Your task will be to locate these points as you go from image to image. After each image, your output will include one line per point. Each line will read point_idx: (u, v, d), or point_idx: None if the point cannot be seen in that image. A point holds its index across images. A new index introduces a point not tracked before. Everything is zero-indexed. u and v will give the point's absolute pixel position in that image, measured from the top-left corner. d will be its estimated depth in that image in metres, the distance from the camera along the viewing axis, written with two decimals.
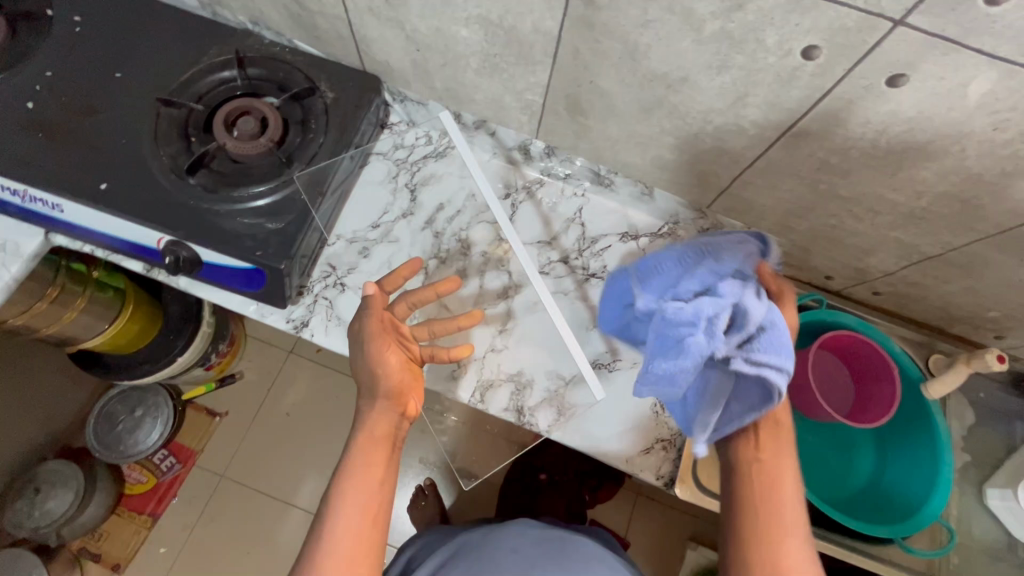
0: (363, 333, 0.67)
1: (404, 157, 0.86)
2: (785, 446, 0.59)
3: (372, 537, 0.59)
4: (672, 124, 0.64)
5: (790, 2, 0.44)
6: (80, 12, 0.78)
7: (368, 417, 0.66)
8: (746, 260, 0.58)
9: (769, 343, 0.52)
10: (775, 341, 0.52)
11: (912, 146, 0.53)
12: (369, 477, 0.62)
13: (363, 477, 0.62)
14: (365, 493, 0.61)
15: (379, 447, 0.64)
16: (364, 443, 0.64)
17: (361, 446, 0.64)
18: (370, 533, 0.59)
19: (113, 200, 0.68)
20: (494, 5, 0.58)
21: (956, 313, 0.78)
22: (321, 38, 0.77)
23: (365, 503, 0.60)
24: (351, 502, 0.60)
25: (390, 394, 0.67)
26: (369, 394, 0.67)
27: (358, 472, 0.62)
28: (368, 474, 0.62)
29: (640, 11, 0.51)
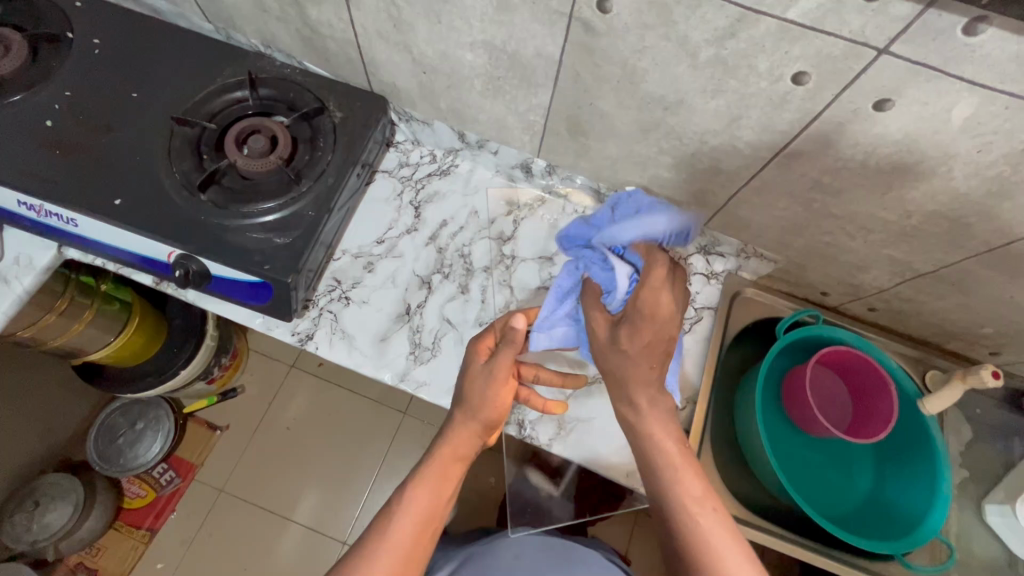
0: (497, 368, 0.64)
1: (409, 174, 0.89)
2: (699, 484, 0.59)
3: (423, 541, 0.62)
4: (669, 144, 0.66)
5: (780, 30, 0.47)
6: (99, 35, 0.81)
7: (457, 431, 0.66)
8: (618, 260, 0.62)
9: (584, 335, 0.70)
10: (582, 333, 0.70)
11: (901, 167, 0.55)
12: (440, 488, 0.64)
13: (433, 488, 0.64)
14: (432, 501, 0.64)
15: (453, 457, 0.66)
16: (443, 454, 0.65)
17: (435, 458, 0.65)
18: (422, 536, 0.62)
19: (126, 215, 0.70)
20: (498, 31, 0.60)
21: (951, 329, 0.79)
22: (330, 60, 0.80)
23: (427, 508, 0.63)
24: (417, 505, 0.63)
25: (488, 423, 0.66)
26: (471, 416, 0.65)
27: (432, 479, 0.64)
28: (441, 487, 0.64)
29: (638, 38, 0.54)
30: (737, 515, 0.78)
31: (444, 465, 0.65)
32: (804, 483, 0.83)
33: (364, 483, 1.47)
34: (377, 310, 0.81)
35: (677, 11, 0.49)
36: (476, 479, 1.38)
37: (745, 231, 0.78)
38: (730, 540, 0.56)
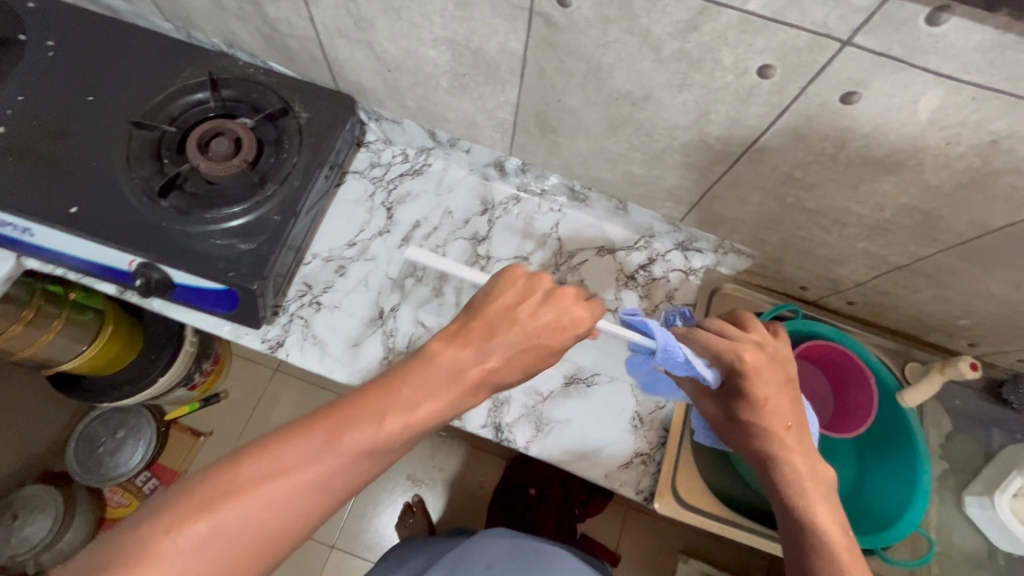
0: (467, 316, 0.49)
1: (380, 175, 0.88)
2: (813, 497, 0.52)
3: None
4: (640, 140, 0.65)
5: (742, 23, 0.45)
6: (53, 37, 0.78)
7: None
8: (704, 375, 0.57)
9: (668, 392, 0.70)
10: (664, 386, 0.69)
11: (871, 160, 0.54)
12: (405, 428, 0.43)
13: (379, 436, 0.42)
14: (382, 448, 0.42)
15: (513, 359, 0.49)
16: (457, 384, 0.46)
17: (448, 390, 0.46)
18: None
19: (83, 223, 0.68)
20: (459, 27, 0.59)
21: (928, 321, 0.79)
22: (294, 59, 0.78)
23: (369, 455, 0.42)
24: (351, 458, 0.41)
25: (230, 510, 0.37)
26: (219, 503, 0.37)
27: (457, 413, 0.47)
28: (387, 427, 0.42)
29: (600, 32, 0.52)
30: (717, 514, 0.73)
31: (482, 391, 0.49)
32: None
33: None
34: (349, 315, 0.80)
35: (638, 4, 0.47)
36: (464, 479, 1.37)
37: (720, 227, 0.77)
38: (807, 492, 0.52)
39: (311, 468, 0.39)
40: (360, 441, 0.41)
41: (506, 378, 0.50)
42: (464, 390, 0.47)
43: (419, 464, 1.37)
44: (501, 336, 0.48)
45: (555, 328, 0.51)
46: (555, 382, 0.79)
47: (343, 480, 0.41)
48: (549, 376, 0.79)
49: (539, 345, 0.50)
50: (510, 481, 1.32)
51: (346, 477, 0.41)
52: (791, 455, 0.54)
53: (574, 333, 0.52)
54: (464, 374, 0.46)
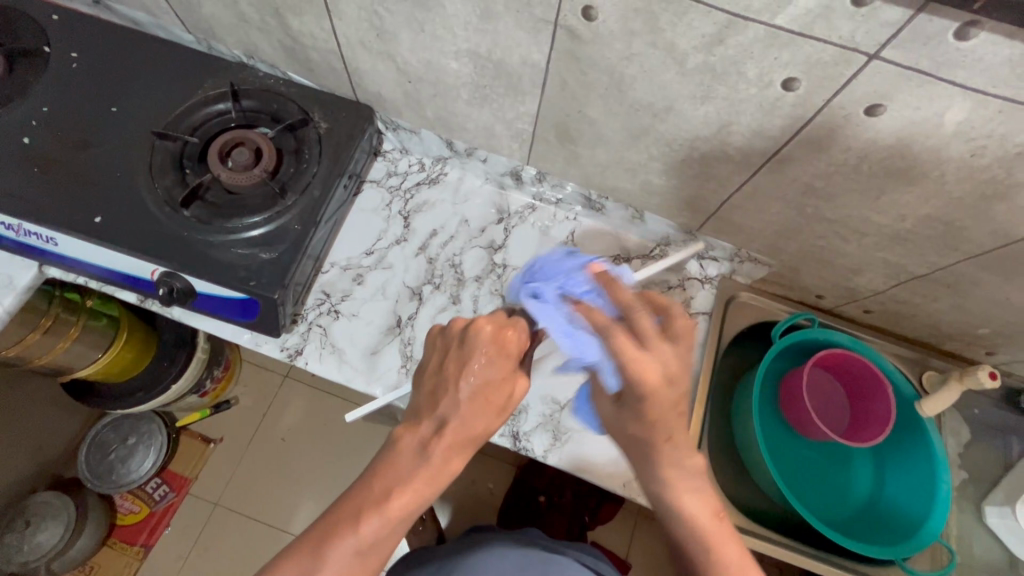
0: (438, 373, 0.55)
1: (397, 184, 0.88)
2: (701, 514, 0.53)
3: None
4: (659, 151, 0.65)
5: (768, 37, 0.46)
6: (77, 49, 0.79)
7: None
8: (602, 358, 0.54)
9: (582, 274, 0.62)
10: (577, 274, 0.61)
11: (893, 171, 0.54)
12: (403, 508, 0.51)
13: (380, 519, 0.50)
14: (391, 525, 0.51)
15: (485, 417, 0.54)
16: (434, 454, 0.52)
17: (425, 467, 0.52)
18: None
19: (106, 233, 0.68)
20: (482, 40, 0.59)
21: (946, 330, 0.79)
22: (314, 70, 0.79)
23: (384, 532, 0.50)
24: (366, 542, 0.50)
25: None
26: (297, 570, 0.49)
27: (451, 467, 0.53)
28: (386, 513, 0.50)
29: (624, 45, 0.53)
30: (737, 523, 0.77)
31: (467, 443, 0.54)
32: (801, 486, 0.82)
33: None
34: (367, 323, 0.80)
35: (665, 18, 0.48)
36: (475, 486, 1.37)
37: (737, 236, 0.77)
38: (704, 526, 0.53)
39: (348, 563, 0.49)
40: (367, 530, 0.50)
41: (491, 429, 0.55)
42: (434, 460, 0.52)
43: None
44: (448, 404, 0.53)
45: (510, 385, 0.55)
46: (572, 390, 0.79)
47: (373, 554, 0.50)
48: (566, 384, 0.79)
49: (485, 399, 0.54)
50: (521, 488, 1.32)
51: (378, 551, 0.50)
52: (675, 479, 0.53)
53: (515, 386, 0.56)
54: (434, 451, 0.52)
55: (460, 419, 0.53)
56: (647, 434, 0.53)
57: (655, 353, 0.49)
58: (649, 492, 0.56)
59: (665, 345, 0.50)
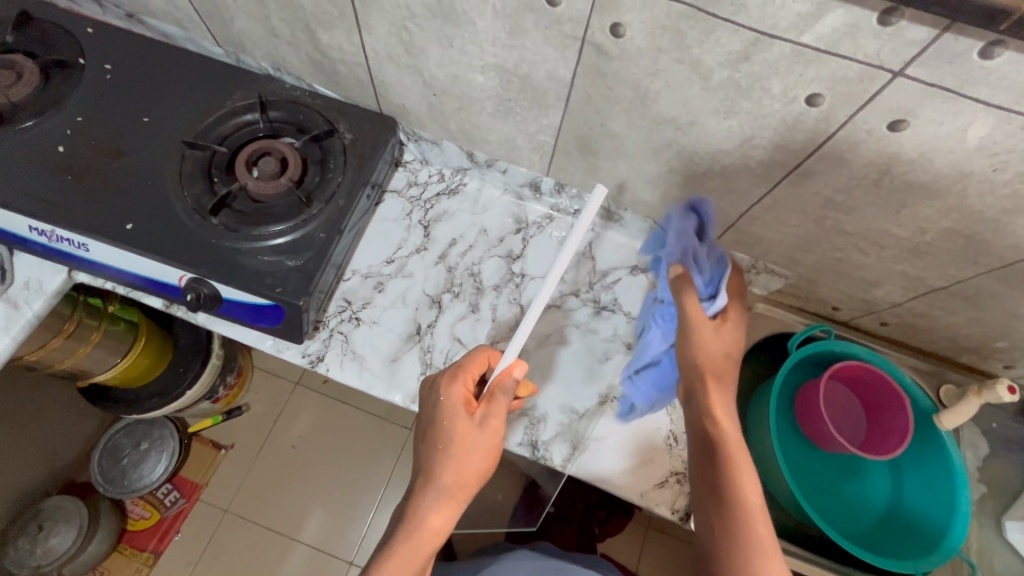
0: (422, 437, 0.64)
1: (417, 194, 0.90)
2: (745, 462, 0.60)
3: None
4: (680, 163, 0.67)
5: (794, 54, 0.47)
6: (111, 61, 0.82)
7: None
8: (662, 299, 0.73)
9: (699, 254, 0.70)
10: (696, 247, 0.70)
11: (914, 185, 0.55)
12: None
13: None
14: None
15: (464, 484, 0.61)
16: (415, 531, 0.59)
17: (411, 546, 0.58)
18: None
19: (137, 239, 0.70)
20: (510, 55, 0.61)
21: (964, 344, 0.79)
22: (340, 82, 0.81)
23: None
24: None
25: None
26: None
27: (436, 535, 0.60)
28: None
29: (650, 61, 0.54)
30: None
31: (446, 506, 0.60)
32: (819, 499, 0.82)
33: (371, 501, 1.45)
34: (387, 330, 0.81)
35: (692, 35, 0.49)
36: None
37: (755, 248, 0.78)
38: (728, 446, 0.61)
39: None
40: None
41: (471, 484, 0.61)
42: (419, 534, 0.59)
43: None
44: (431, 480, 0.60)
45: (473, 449, 0.60)
46: (590, 399, 0.79)
47: None
48: (583, 393, 0.79)
49: (460, 470, 0.60)
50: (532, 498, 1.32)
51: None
52: (723, 422, 0.63)
53: (489, 455, 0.62)
54: (418, 530, 0.59)
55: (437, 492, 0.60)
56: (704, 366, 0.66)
57: (719, 334, 0.68)
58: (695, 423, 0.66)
59: (727, 322, 0.69)
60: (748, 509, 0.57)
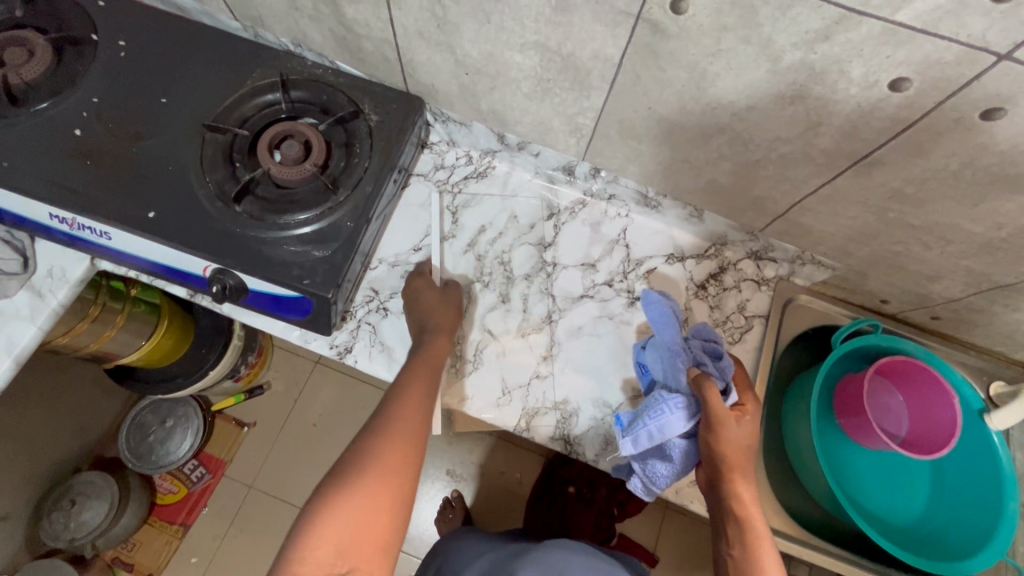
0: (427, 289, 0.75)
1: (445, 178, 0.86)
2: (751, 504, 0.62)
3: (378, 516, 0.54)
4: (732, 150, 0.62)
5: (884, 34, 0.42)
6: (125, 37, 0.78)
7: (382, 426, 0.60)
8: (682, 380, 0.66)
9: (672, 363, 0.67)
10: (662, 319, 0.69)
11: (1000, 178, 0.50)
12: (379, 471, 0.55)
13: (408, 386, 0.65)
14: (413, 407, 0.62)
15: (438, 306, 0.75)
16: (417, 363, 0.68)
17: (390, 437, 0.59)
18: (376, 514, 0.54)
19: (160, 228, 0.67)
20: (553, 32, 0.56)
21: (1021, 340, 0.75)
22: (364, 60, 0.76)
23: (419, 399, 0.63)
24: (409, 400, 0.63)
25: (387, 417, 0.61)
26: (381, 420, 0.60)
27: (399, 427, 0.60)
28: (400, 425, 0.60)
29: (713, 40, 0.49)
30: (789, 532, 0.77)
31: (422, 403, 0.63)
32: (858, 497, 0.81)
33: None
34: None
35: (765, 12, 0.44)
36: (502, 477, 1.47)
37: (803, 238, 0.74)
38: (733, 479, 0.63)
39: (351, 520, 0.52)
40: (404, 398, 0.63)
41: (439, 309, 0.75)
42: (387, 428, 0.60)
43: (459, 461, 1.47)
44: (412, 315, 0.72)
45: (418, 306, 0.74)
46: (625, 392, 0.76)
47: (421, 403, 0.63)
48: (619, 387, 0.76)
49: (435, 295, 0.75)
50: (550, 481, 1.42)
51: (382, 496, 0.54)
52: (733, 475, 0.63)
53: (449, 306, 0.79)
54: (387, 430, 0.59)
55: (406, 383, 0.65)
56: (731, 450, 0.63)
57: (739, 428, 0.64)
58: (711, 479, 0.65)
59: (740, 419, 0.64)
60: (755, 524, 0.61)
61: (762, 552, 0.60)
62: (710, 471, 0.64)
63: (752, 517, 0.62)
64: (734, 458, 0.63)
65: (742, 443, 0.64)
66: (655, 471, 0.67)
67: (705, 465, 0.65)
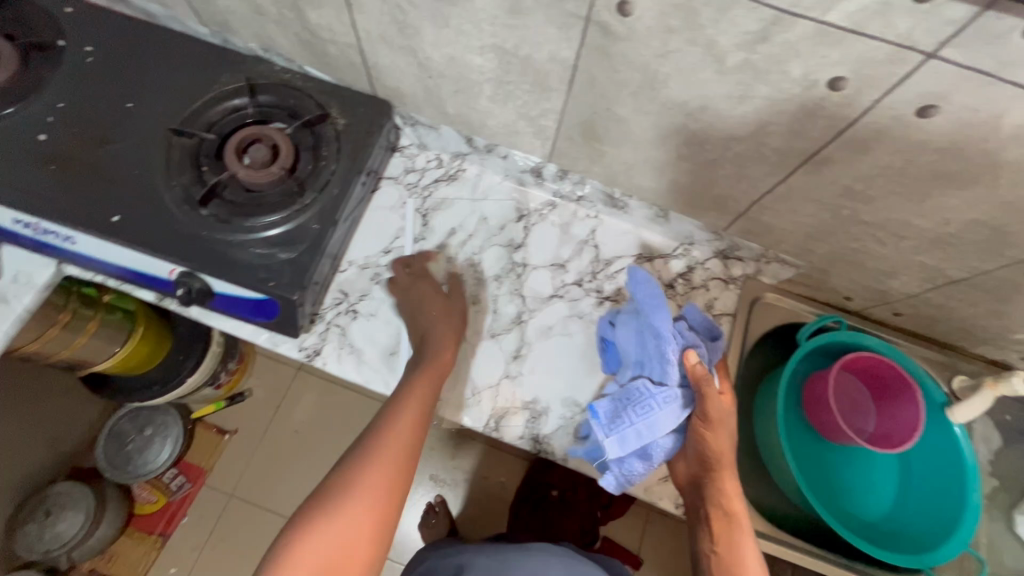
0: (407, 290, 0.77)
1: (415, 181, 0.87)
2: (736, 499, 0.66)
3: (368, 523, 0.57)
4: (690, 150, 0.63)
5: (818, 34, 0.43)
6: (92, 42, 0.78)
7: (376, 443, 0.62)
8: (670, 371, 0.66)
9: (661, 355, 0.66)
10: (654, 306, 0.67)
11: (942, 174, 0.52)
12: (365, 479, 0.59)
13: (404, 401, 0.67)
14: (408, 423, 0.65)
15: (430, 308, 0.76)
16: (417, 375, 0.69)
17: (381, 440, 0.62)
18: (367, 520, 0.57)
19: (125, 232, 0.67)
20: (509, 35, 0.57)
21: (980, 335, 0.77)
22: (331, 64, 0.77)
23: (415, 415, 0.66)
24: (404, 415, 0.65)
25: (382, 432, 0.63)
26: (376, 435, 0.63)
27: (387, 437, 0.63)
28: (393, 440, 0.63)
29: (661, 42, 0.50)
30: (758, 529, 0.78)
31: (413, 403, 0.66)
32: (828, 493, 0.81)
33: None
34: (385, 323, 0.79)
35: (706, 14, 0.45)
36: (485, 480, 1.47)
37: (765, 237, 0.76)
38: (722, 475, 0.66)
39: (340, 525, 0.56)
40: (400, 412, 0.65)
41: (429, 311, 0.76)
42: (377, 440, 0.63)
43: (441, 466, 1.47)
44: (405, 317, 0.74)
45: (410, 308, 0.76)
46: (594, 391, 0.77)
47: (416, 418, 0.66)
48: (587, 386, 0.77)
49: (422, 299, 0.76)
50: (533, 485, 1.42)
51: (372, 504, 0.58)
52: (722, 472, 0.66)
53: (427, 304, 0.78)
54: (379, 435, 0.63)
55: (402, 398, 0.67)
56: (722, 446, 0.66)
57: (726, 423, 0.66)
58: (697, 475, 0.67)
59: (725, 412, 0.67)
60: (739, 522, 0.64)
61: (744, 549, 0.63)
62: (697, 467, 0.67)
63: (737, 514, 0.65)
64: (723, 455, 0.66)
65: (729, 439, 0.67)
66: (632, 468, 0.67)
67: (692, 460, 0.68)
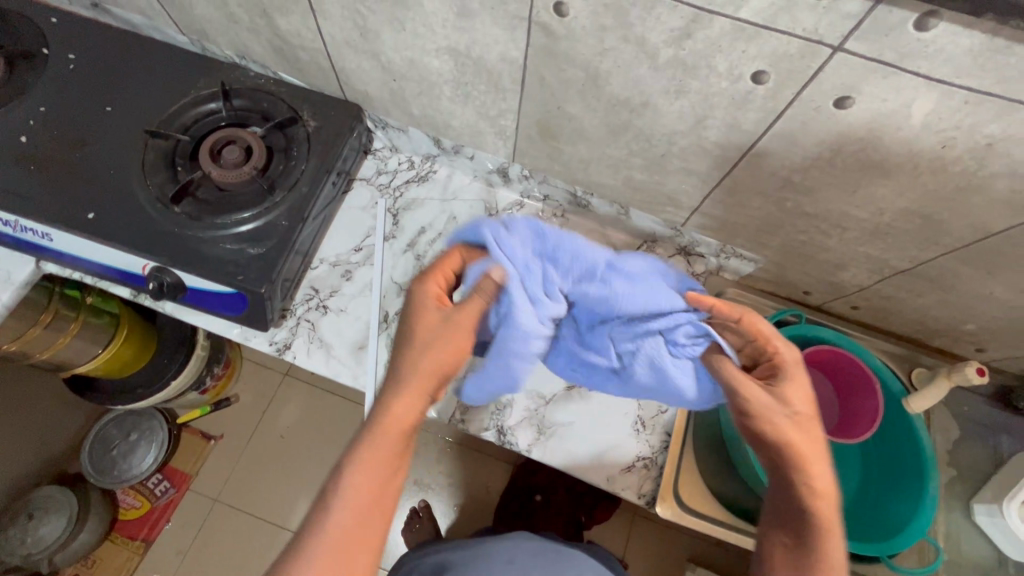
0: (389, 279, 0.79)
1: (387, 182, 0.90)
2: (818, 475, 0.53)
3: None
4: (639, 146, 0.66)
5: (734, 30, 0.46)
6: (75, 50, 0.81)
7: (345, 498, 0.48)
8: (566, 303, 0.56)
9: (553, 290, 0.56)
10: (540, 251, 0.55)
11: (867, 164, 0.54)
12: (332, 551, 0.46)
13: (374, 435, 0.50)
14: (376, 467, 0.49)
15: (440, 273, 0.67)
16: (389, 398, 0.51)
17: (352, 465, 0.49)
18: None
19: (99, 228, 0.70)
20: (461, 37, 0.60)
21: (933, 326, 0.79)
22: (303, 69, 0.80)
23: (388, 448, 0.50)
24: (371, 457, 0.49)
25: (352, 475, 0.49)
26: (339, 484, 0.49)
27: (350, 495, 0.48)
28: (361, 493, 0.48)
29: (597, 40, 0.53)
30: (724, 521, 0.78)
31: (381, 444, 0.50)
32: None
33: None
34: (354, 318, 0.81)
35: (634, 12, 0.48)
36: (468, 484, 1.47)
37: (721, 232, 0.78)
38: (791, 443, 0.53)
39: None
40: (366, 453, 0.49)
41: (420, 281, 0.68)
42: (342, 493, 0.48)
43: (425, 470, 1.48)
44: None
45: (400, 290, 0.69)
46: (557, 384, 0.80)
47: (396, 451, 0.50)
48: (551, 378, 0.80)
49: None
50: (516, 488, 1.42)
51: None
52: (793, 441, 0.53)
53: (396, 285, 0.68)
54: (339, 491, 0.48)
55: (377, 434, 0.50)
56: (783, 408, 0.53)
57: (786, 388, 0.54)
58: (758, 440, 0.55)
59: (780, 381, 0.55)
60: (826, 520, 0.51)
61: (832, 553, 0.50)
62: (753, 430, 0.55)
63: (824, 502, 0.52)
64: (791, 424, 0.53)
65: (794, 400, 0.53)
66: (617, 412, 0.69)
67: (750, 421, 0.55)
